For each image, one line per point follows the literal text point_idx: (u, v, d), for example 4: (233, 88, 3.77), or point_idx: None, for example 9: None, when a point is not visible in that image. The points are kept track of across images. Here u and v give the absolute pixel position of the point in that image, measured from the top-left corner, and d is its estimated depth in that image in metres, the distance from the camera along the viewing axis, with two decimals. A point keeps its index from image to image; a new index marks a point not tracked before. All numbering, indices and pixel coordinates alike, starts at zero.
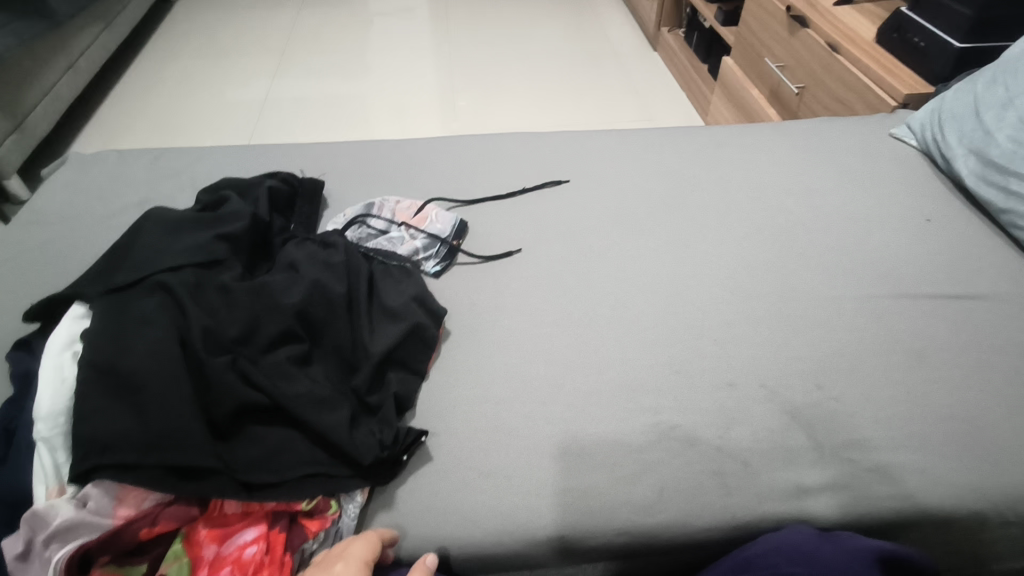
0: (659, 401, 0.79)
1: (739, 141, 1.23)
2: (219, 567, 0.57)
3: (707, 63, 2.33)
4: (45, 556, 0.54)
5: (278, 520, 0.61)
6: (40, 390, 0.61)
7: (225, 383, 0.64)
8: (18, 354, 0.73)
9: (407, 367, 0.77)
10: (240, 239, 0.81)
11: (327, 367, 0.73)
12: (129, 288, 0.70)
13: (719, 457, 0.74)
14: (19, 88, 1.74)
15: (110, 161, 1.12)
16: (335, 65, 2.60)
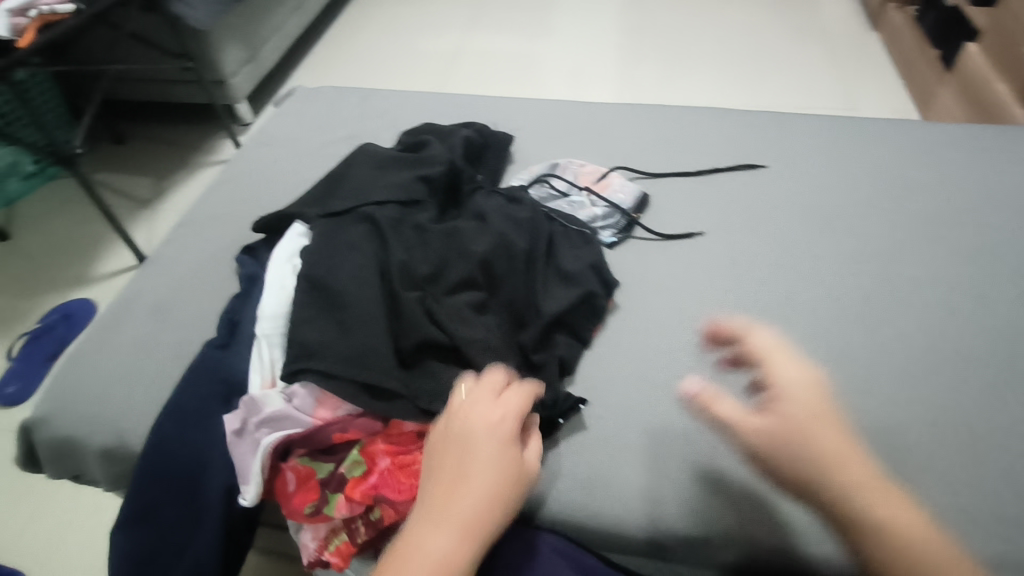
0: (840, 422, 0.71)
1: (982, 144, 1.05)
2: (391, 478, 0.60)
3: (941, 48, 2.00)
4: (256, 436, 0.62)
5: None
6: (266, 295, 0.72)
7: (413, 317, 0.68)
8: (246, 258, 0.87)
9: (575, 333, 0.76)
10: (437, 182, 0.85)
11: (501, 314, 0.74)
12: (342, 215, 0.78)
13: (904, 500, 0.65)
14: (258, 23, 1.97)
15: (329, 97, 1.24)
16: (523, 22, 2.62)
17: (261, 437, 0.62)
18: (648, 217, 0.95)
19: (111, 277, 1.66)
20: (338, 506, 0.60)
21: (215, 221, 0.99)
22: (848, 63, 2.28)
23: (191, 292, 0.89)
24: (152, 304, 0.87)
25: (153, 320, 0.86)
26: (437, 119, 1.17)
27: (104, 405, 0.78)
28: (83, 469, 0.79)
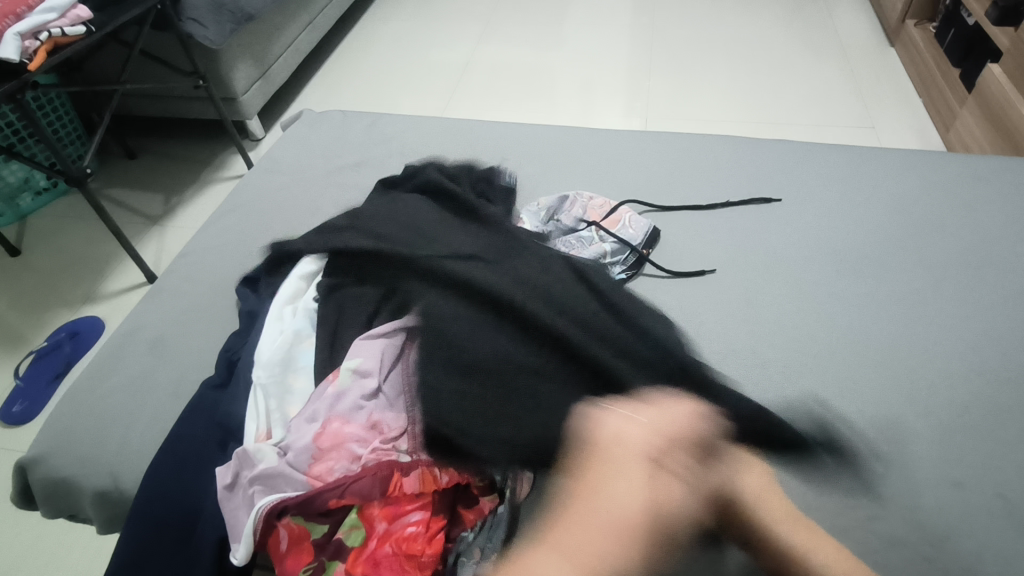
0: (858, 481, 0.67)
1: (1007, 177, 1.01)
2: (386, 543, 0.59)
3: (961, 67, 1.96)
4: (250, 492, 0.62)
5: (442, 507, 0.62)
6: (263, 342, 0.75)
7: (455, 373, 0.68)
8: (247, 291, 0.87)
9: (613, 377, 0.71)
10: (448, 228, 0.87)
11: (526, 357, 0.72)
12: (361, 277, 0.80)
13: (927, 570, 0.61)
14: (269, 40, 1.97)
15: (337, 121, 1.23)
16: (535, 35, 2.61)
17: (256, 496, 0.61)
18: (659, 253, 0.92)
19: (118, 294, 1.65)
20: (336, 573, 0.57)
21: (218, 250, 0.98)
22: (865, 81, 2.24)
23: (192, 326, 0.88)
24: (151, 338, 0.86)
25: (153, 355, 0.84)
26: (445, 145, 1.15)
27: (99, 446, 0.76)
28: (77, 509, 0.78)
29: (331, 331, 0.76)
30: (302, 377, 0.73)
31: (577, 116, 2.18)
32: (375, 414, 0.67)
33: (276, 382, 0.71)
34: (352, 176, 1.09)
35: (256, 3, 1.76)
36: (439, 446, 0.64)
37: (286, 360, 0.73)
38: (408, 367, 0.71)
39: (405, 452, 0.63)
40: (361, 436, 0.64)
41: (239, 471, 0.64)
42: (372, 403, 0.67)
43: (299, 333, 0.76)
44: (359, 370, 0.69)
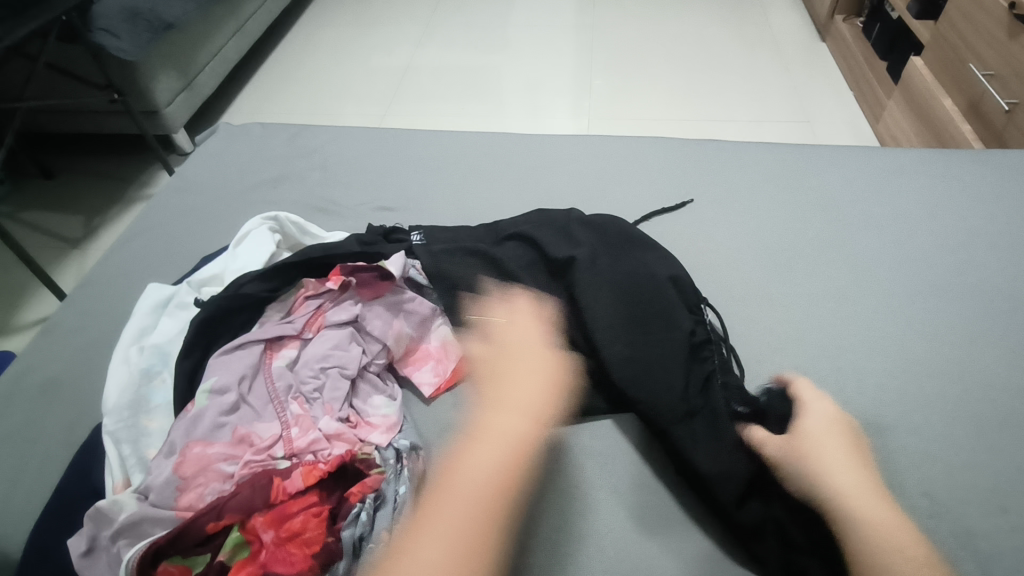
0: None
1: (928, 169, 1.03)
2: (285, 553, 0.52)
3: (888, 60, 2.00)
4: (114, 552, 0.52)
5: (329, 496, 0.57)
6: (108, 388, 0.62)
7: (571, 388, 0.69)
8: None
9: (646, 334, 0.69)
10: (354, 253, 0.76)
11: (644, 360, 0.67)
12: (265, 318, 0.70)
13: None
14: (193, 49, 1.88)
15: (256, 132, 1.16)
16: (476, 36, 2.57)
17: (122, 552, 0.51)
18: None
19: (36, 324, 1.55)
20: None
21: (122, 278, 0.90)
22: (800, 76, 2.28)
23: (91, 363, 0.80)
24: (43, 378, 0.78)
25: (45, 399, 0.77)
26: (371, 156, 1.09)
27: None
28: None
29: (193, 369, 0.64)
30: (158, 416, 0.61)
31: (522, 119, 2.15)
32: (242, 427, 0.59)
33: (128, 429, 0.59)
34: (271, 191, 1.03)
35: (175, 11, 1.66)
36: (317, 444, 0.59)
37: (136, 401, 0.61)
38: (269, 374, 0.64)
39: (283, 458, 0.58)
40: (228, 453, 0.57)
41: (96, 534, 0.53)
42: (235, 417, 0.59)
43: (148, 369, 0.63)
44: (216, 388, 0.61)
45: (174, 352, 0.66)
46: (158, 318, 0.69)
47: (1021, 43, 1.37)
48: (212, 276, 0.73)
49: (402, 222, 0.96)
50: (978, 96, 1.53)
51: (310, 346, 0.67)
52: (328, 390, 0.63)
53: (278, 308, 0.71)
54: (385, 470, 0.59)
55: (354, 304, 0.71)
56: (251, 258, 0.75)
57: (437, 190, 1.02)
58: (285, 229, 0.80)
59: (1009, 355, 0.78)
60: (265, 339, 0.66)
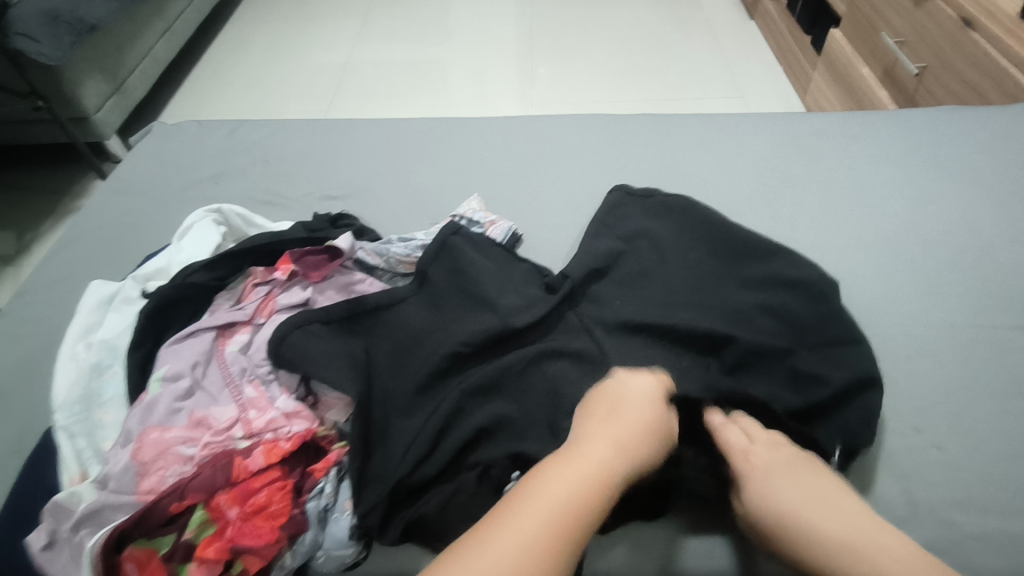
0: None
1: (846, 130, 1.09)
2: (246, 527, 0.53)
3: (812, 34, 2.08)
4: (75, 541, 0.53)
5: (293, 471, 0.58)
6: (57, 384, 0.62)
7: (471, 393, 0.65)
8: None
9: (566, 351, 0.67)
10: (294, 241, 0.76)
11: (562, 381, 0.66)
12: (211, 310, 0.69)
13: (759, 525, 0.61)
14: (120, 51, 1.82)
15: (192, 130, 1.13)
16: (417, 28, 2.56)
17: (85, 540, 0.52)
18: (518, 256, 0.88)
19: None
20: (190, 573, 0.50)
21: (60, 285, 0.88)
22: (733, 54, 2.36)
23: (34, 370, 0.78)
24: None
25: None
26: (312, 147, 1.09)
27: None
28: None
29: (143, 360, 0.63)
30: (111, 410, 0.61)
31: (470, 108, 2.16)
32: (198, 412, 0.59)
33: (82, 424, 0.59)
34: (212, 188, 1.02)
35: (97, 12, 1.61)
36: (276, 423, 0.60)
37: (88, 395, 0.61)
38: (223, 359, 0.64)
39: (243, 438, 0.59)
40: (186, 437, 0.57)
41: (56, 526, 0.54)
42: (191, 402, 0.60)
43: (97, 364, 0.63)
44: (169, 375, 0.61)
45: (124, 346, 0.65)
46: (104, 314, 0.68)
47: (927, 10, 1.47)
48: (157, 270, 0.73)
49: (347, 209, 0.97)
50: (893, 63, 1.62)
51: (263, 330, 0.68)
52: (285, 371, 0.64)
53: (227, 296, 0.71)
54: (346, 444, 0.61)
55: (304, 289, 0.72)
56: (197, 250, 0.75)
57: (380, 177, 1.03)
58: (229, 222, 0.81)
59: (924, 292, 0.83)
60: (216, 327, 0.67)
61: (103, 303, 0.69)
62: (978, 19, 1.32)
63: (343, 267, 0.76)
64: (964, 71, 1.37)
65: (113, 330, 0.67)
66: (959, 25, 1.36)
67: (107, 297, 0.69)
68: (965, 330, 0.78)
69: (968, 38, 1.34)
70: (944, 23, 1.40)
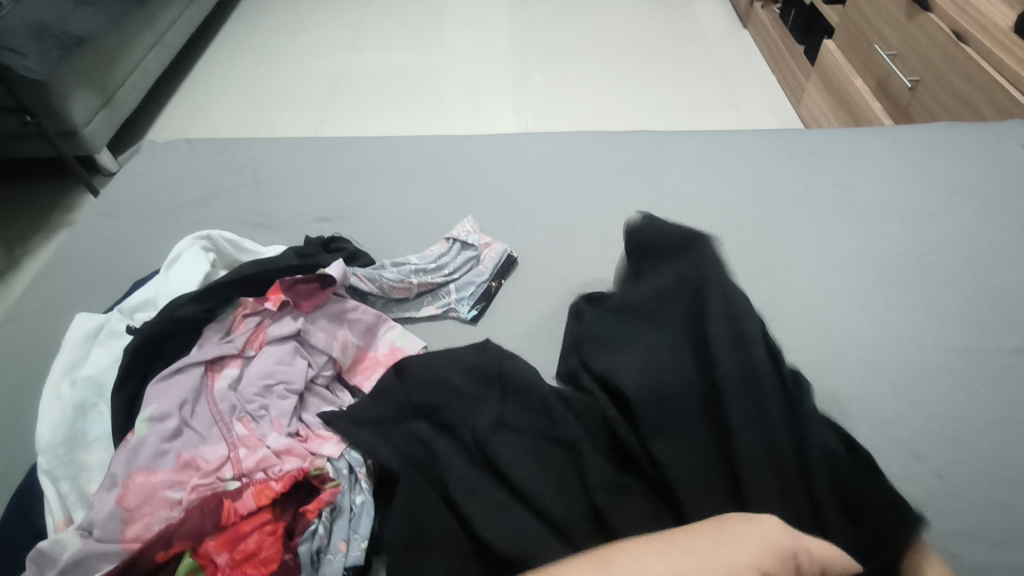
0: None
1: (841, 147, 1.08)
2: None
3: (804, 44, 2.08)
4: None
5: (284, 513, 0.57)
6: (40, 424, 0.60)
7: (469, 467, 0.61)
8: None
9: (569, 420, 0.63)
10: (283, 268, 0.75)
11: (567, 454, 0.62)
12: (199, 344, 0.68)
13: None
14: (109, 64, 1.80)
15: (182, 149, 1.12)
16: (409, 37, 2.55)
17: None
18: (513, 279, 0.87)
19: None
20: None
21: (46, 312, 0.86)
22: (726, 63, 2.37)
23: (19, 402, 0.77)
24: None
25: None
26: (303, 167, 1.08)
27: None
28: None
29: (129, 397, 0.62)
30: (97, 450, 0.59)
31: (465, 118, 2.15)
32: (186, 452, 0.58)
33: (66, 466, 0.58)
34: (202, 210, 1.00)
35: (85, 26, 1.59)
36: (267, 462, 0.59)
37: (72, 435, 0.59)
38: (212, 396, 0.63)
39: (233, 479, 0.58)
40: (173, 480, 0.56)
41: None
42: (178, 443, 0.59)
43: (82, 403, 0.61)
44: (156, 415, 0.59)
45: (110, 383, 0.64)
46: (88, 349, 0.67)
47: (919, 24, 1.47)
48: (145, 301, 0.71)
49: (339, 231, 0.96)
50: (886, 75, 1.63)
51: (253, 363, 0.67)
52: (276, 407, 0.63)
53: (216, 328, 0.70)
54: (339, 483, 0.60)
55: (295, 319, 0.71)
56: (186, 280, 0.73)
57: (373, 197, 1.01)
58: (219, 248, 0.79)
59: (920, 313, 0.82)
60: (204, 361, 0.65)
61: (88, 336, 0.67)
62: (970, 33, 1.32)
63: (335, 294, 0.74)
64: (957, 84, 1.37)
65: (98, 366, 0.65)
66: (951, 39, 1.36)
67: (91, 329, 0.67)
68: (963, 353, 0.78)
69: (961, 52, 1.34)
70: (936, 36, 1.41)
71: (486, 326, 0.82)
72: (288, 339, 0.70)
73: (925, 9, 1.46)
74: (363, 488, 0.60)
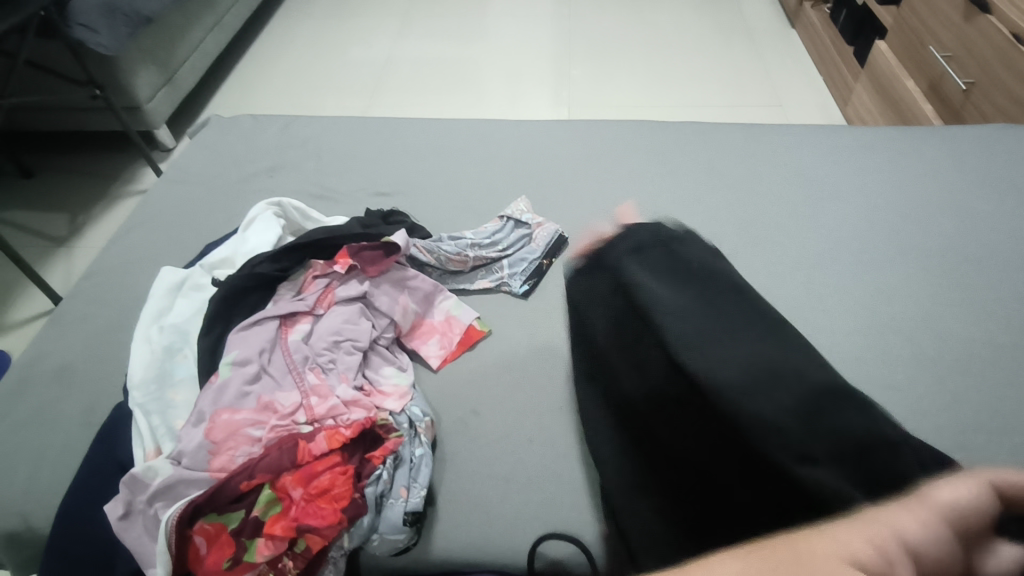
0: None
1: (894, 144, 1.09)
2: (309, 509, 0.55)
3: (854, 45, 2.06)
4: (150, 513, 0.56)
5: (352, 457, 0.61)
6: (133, 363, 0.65)
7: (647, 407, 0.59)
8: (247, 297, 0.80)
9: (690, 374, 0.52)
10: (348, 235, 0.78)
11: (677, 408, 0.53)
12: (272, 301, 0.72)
13: None
14: (172, 44, 1.87)
15: (247, 123, 1.17)
16: (453, 28, 2.59)
17: (161, 513, 0.55)
18: (564, 258, 0.90)
19: (23, 323, 1.50)
20: (260, 548, 0.54)
21: (126, 268, 0.92)
22: (772, 61, 2.35)
23: (101, 349, 0.82)
24: (57, 364, 0.81)
25: (60, 384, 0.79)
26: (361, 145, 1.12)
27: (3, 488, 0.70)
28: None
29: (211, 345, 0.66)
30: (182, 390, 0.64)
31: (506, 108, 2.18)
32: (265, 396, 0.63)
33: (156, 402, 0.63)
34: (267, 181, 1.05)
35: (153, 6, 1.66)
36: (336, 410, 0.63)
37: (161, 375, 0.64)
38: (286, 347, 0.67)
39: (305, 424, 0.62)
40: (254, 419, 0.60)
41: (131, 498, 0.57)
42: (258, 386, 0.63)
43: (169, 346, 0.67)
44: (239, 360, 0.64)
45: (193, 331, 0.69)
46: (173, 300, 0.72)
47: (977, 26, 1.45)
48: (223, 259, 0.76)
49: (397, 206, 1.00)
50: (939, 77, 1.61)
51: (322, 321, 0.71)
52: (343, 361, 0.67)
53: (289, 286, 0.74)
54: (402, 434, 0.64)
55: (361, 282, 0.75)
56: (260, 241, 0.78)
57: (429, 176, 1.05)
58: (288, 214, 0.84)
59: (968, 309, 0.83)
60: (279, 316, 0.70)
61: (173, 288, 0.73)
62: None
63: (397, 263, 0.78)
64: (1014, 88, 1.34)
65: (182, 315, 0.70)
66: (1011, 42, 1.34)
67: (175, 280, 0.73)
68: (1011, 349, 0.78)
69: (1019, 55, 1.33)
70: (995, 39, 1.39)
71: (537, 301, 0.85)
72: (355, 301, 0.74)
73: (986, 11, 1.43)
74: (423, 441, 0.64)
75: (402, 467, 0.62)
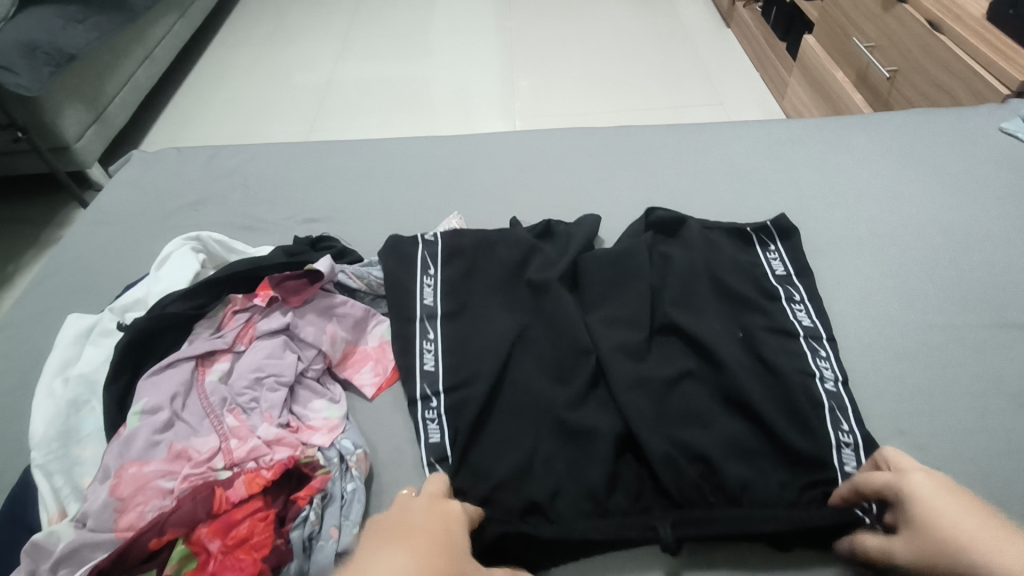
0: None
1: (822, 135, 1.10)
2: (224, 563, 0.52)
3: (786, 41, 2.11)
4: None
5: (275, 499, 0.58)
6: (34, 419, 0.62)
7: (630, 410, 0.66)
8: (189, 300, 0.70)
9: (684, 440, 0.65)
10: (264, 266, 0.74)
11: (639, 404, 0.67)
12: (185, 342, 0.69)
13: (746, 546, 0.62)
14: (100, 80, 1.82)
15: (170, 158, 1.13)
16: (395, 47, 2.57)
17: None
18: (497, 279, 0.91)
19: None
20: None
21: (41, 319, 0.87)
22: (709, 61, 2.39)
23: (12, 407, 0.77)
24: None
25: None
26: (290, 172, 1.09)
27: None
28: None
29: (121, 394, 0.63)
30: (91, 445, 0.61)
31: (452, 124, 2.18)
32: (178, 444, 0.60)
33: (60, 461, 0.59)
34: (192, 217, 1.01)
35: (76, 43, 1.61)
36: (257, 451, 0.60)
37: (66, 431, 0.61)
38: (203, 389, 0.64)
39: (224, 469, 0.59)
40: (165, 470, 0.57)
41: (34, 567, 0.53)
42: (170, 435, 0.60)
43: (75, 399, 0.63)
44: (149, 408, 0.61)
45: (101, 380, 0.65)
46: (81, 348, 0.68)
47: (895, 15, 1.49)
48: (134, 300, 0.73)
49: (328, 232, 0.97)
50: (866, 67, 1.65)
51: (242, 358, 0.67)
52: (265, 400, 0.64)
53: (207, 324, 0.70)
54: (330, 470, 0.61)
55: (283, 314, 0.71)
56: (175, 280, 0.74)
57: (360, 199, 1.02)
58: (208, 248, 0.80)
59: (899, 294, 0.84)
60: (195, 356, 0.66)
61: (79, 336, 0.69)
62: (945, 23, 1.35)
63: (323, 289, 0.75)
64: (935, 73, 1.39)
65: (91, 365, 0.67)
66: (927, 29, 1.39)
67: (80, 326, 0.69)
68: (943, 330, 0.80)
69: (937, 41, 1.37)
70: (912, 26, 1.43)
71: None
72: (278, 333, 0.70)
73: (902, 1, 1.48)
74: (438, 406, 0.67)
75: (330, 503, 0.59)
